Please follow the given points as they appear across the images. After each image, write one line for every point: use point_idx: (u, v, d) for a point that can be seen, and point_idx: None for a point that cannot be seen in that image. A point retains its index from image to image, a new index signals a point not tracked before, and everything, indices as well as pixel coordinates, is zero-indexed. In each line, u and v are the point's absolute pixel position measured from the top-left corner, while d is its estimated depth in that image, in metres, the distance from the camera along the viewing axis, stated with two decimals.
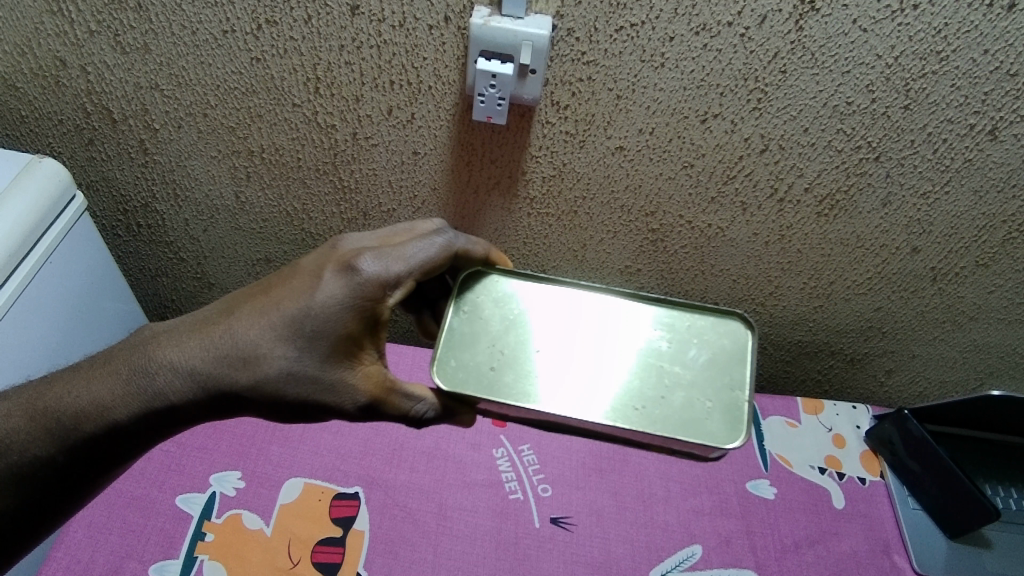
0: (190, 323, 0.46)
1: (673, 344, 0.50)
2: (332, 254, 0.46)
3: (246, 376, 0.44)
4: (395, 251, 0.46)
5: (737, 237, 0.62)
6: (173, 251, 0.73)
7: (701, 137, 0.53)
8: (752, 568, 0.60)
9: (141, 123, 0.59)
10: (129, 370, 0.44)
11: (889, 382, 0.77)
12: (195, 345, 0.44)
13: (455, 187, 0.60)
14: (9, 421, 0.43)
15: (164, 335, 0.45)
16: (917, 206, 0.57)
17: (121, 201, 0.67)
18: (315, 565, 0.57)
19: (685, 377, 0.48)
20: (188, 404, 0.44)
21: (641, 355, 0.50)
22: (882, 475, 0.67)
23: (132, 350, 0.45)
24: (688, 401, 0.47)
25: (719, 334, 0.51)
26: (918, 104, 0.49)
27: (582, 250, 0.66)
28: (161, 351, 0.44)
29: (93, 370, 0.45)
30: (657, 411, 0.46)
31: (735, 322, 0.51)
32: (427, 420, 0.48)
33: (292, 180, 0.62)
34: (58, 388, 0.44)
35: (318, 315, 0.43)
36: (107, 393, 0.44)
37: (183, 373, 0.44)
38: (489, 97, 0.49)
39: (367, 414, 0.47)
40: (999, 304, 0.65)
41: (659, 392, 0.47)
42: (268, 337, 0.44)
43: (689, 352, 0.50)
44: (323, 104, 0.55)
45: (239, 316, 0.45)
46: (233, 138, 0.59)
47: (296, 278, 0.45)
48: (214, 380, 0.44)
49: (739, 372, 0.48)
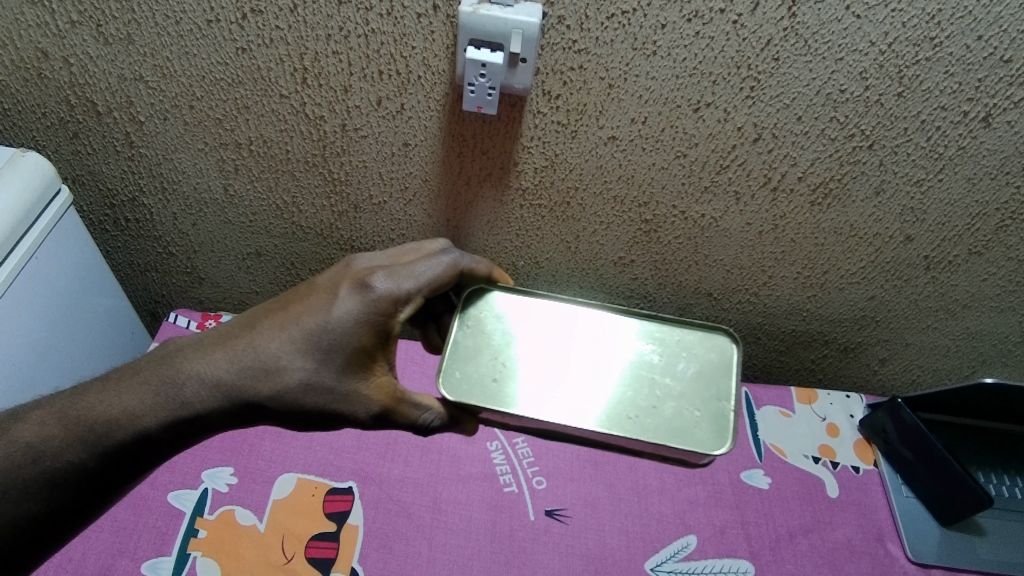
0: (214, 336, 0.45)
1: (660, 357, 0.50)
2: (349, 272, 0.47)
3: (271, 386, 0.43)
4: (405, 269, 0.46)
5: (730, 227, 0.62)
6: (162, 246, 0.72)
7: (695, 126, 0.53)
8: (747, 557, 0.60)
9: (126, 116, 0.58)
10: (158, 381, 0.43)
11: (883, 371, 0.77)
12: (222, 358, 0.44)
13: (447, 178, 0.60)
14: (44, 430, 0.42)
15: (190, 349, 0.44)
16: (911, 194, 0.57)
17: (108, 195, 0.66)
18: (310, 561, 0.57)
19: (674, 388, 0.48)
20: (212, 412, 0.43)
21: (631, 366, 0.50)
22: (876, 464, 0.67)
23: (159, 362, 0.44)
24: (676, 411, 0.47)
25: (705, 349, 0.50)
26: (912, 91, 0.49)
27: (576, 241, 0.65)
28: (188, 363, 0.43)
29: (122, 380, 0.43)
30: (646, 420, 0.46)
31: (723, 338, 0.50)
32: (433, 426, 0.47)
33: (281, 172, 0.61)
34: (87, 399, 0.43)
35: (337, 330, 0.43)
36: (137, 403, 0.42)
37: (211, 384, 0.43)
38: (479, 87, 0.49)
39: (380, 421, 0.46)
40: (992, 291, 0.65)
41: (648, 401, 0.47)
42: (291, 349, 0.43)
43: (677, 364, 0.50)
44: (311, 95, 0.54)
45: (264, 330, 0.44)
46: (220, 130, 0.58)
47: (316, 293, 0.45)
48: (241, 391, 0.43)
49: (726, 382, 0.48)
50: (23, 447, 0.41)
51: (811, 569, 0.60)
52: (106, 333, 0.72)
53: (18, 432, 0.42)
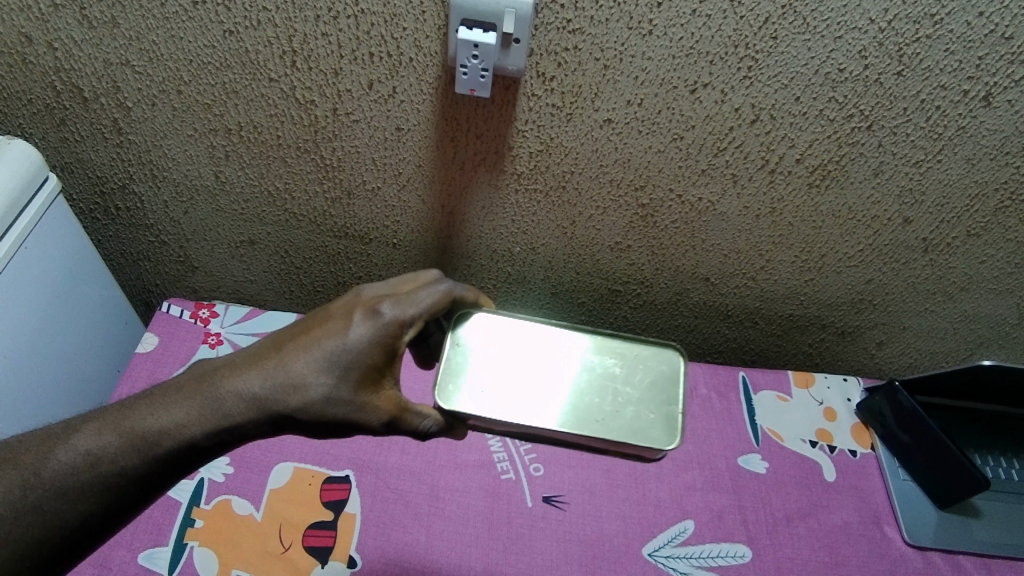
0: (247, 357, 0.44)
1: (614, 367, 0.49)
2: (364, 296, 0.46)
3: (299, 402, 0.42)
4: (412, 293, 0.46)
5: (726, 211, 0.61)
6: (154, 235, 0.71)
7: (691, 108, 0.52)
8: (745, 541, 0.60)
9: (113, 101, 0.57)
10: (197, 397, 0.42)
11: (881, 354, 0.77)
12: (258, 376, 0.43)
13: (441, 164, 0.59)
14: (106, 440, 0.40)
15: (220, 368, 0.43)
16: (909, 175, 0.56)
17: (97, 182, 0.65)
18: (307, 550, 0.57)
19: (629, 394, 0.48)
20: (249, 423, 0.42)
21: (584, 373, 0.49)
22: (873, 447, 0.67)
23: (197, 378, 0.43)
24: (629, 417, 0.46)
25: (656, 360, 0.50)
26: (911, 70, 0.48)
27: (572, 227, 0.65)
28: (223, 380, 0.43)
29: (165, 395, 0.42)
30: (600, 424, 0.46)
31: (670, 353, 0.50)
32: (429, 432, 0.46)
33: (273, 158, 0.60)
34: (138, 412, 0.42)
35: (356, 351, 0.43)
36: (184, 414, 0.42)
37: (252, 401, 0.42)
38: (471, 69, 0.48)
39: (389, 429, 0.45)
40: (991, 274, 0.65)
41: (602, 405, 0.47)
42: (314, 367, 0.43)
43: (630, 374, 0.49)
44: (301, 78, 0.53)
45: (296, 349, 0.43)
46: (209, 115, 0.57)
47: (338, 314, 0.45)
48: (273, 407, 0.42)
49: (676, 388, 0.48)
50: (56, 447, 0.40)
51: (809, 552, 0.60)
52: (101, 323, 0.71)
53: (80, 440, 0.40)
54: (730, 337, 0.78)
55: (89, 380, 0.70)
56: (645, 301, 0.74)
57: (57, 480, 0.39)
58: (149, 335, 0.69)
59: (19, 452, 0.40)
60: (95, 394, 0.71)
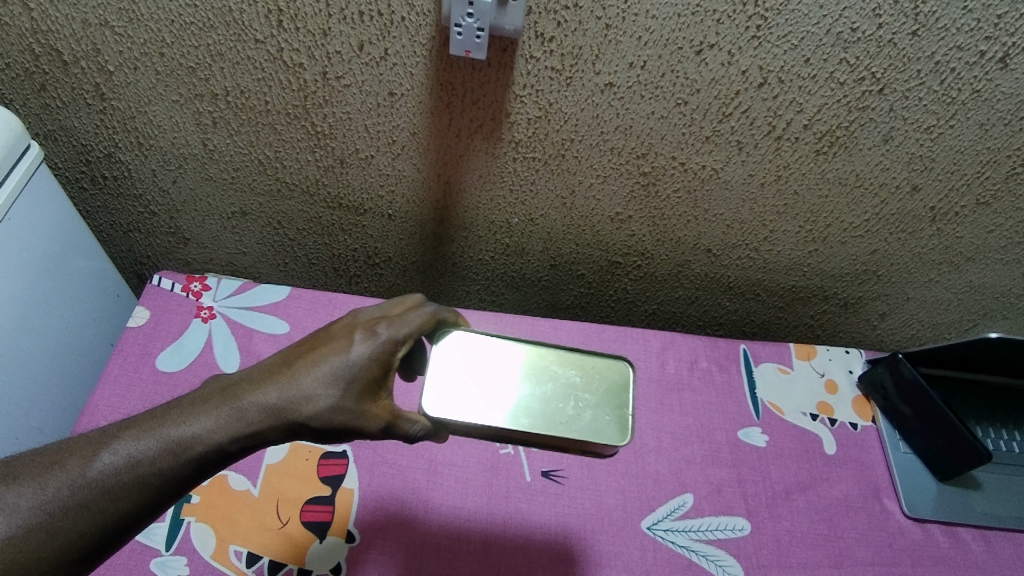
0: (256, 373, 0.41)
1: (572, 372, 0.47)
2: (360, 319, 0.45)
3: (318, 412, 0.40)
4: (404, 314, 0.45)
5: (731, 179, 0.59)
6: (143, 205, 0.69)
7: (697, 70, 0.50)
8: (743, 514, 0.59)
9: (94, 65, 0.55)
10: (220, 408, 0.39)
11: (883, 326, 0.76)
12: (274, 391, 0.40)
13: (436, 131, 0.57)
14: (147, 444, 0.37)
15: (235, 381, 0.41)
16: (919, 142, 0.54)
17: (82, 151, 0.63)
18: (305, 525, 0.54)
19: (587, 397, 0.46)
20: (274, 428, 0.40)
21: (544, 377, 0.47)
22: (874, 420, 0.67)
23: (215, 390, 0.40)
24: (585, 419, 0.44)
25: (610, 367, 0.48)
26: (927, 30, 0.46)
27: (571, 196, 0.63)
28: (242, 391, 0.40)
29: (185, 406, 0.39)
30: (558, 428, 0.44)
31: (623, 363, 0.48)
32: (416, 437, 0.44)
33: (261, 125, 0.58)
34: (167, 421, 0.38)
35: (369, 360, 0.42)
36: (211, 423, 0.38)
37: (271, 414, 0.40)
38: (466, 28, 0.46)
39: (390, 435, 0.43)
40: (998, 244, 0.64)
41: (560, 408, 0.45)
42: (331, 377, 0.41)
43: (586, 380, 0.47)
44: (288, 39, 0.51)
45: (305, 365, 0.41)
46: (194, 79, 0.55)
47: (337, 334, 0.43)
48: (295, 416, 0.40)
49: (630, 394, 0.46)
50: None
51: (807, 525, 0.59)
52: (92, 295, 0.70)
53: (122, 443, 0.37)
54: (731, 309, 0.77)
55: (80, 354, 0.68)
56: (646, 272, 0.72)
57: (100, 483, 0.35)
58: (139, 310, 0.65)
59: (63, 453, 0.36)
60: (91, 367, 0.71)
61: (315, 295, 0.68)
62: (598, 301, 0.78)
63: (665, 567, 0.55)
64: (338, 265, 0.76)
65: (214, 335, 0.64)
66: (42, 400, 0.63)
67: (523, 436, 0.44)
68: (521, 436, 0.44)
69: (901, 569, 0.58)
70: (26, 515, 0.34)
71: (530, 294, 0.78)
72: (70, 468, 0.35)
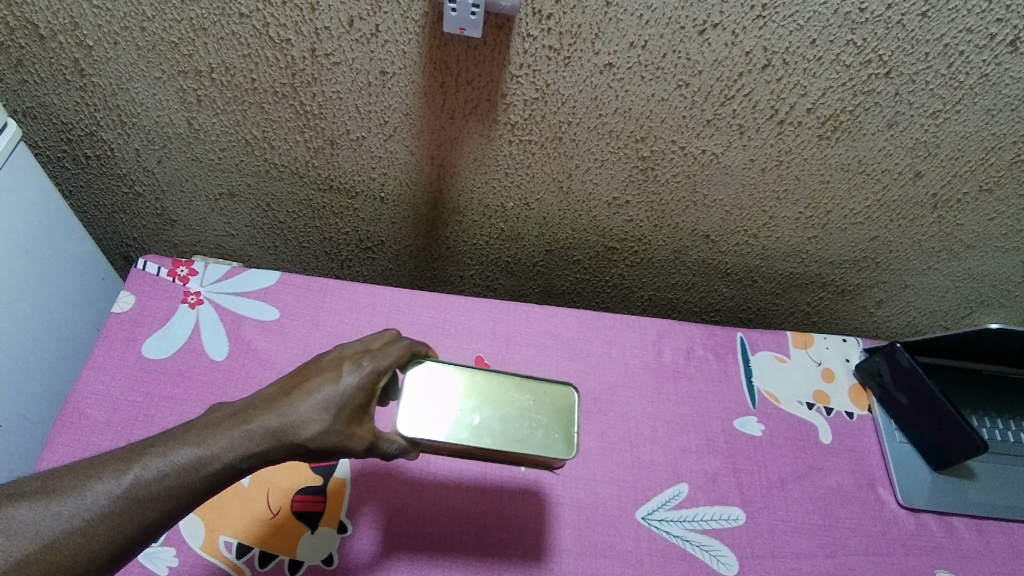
0: (254, 400, 0.40)
1: (524, 393, 0.46)
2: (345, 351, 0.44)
3: (315, 438, 0.39)
4: (383, 347, 0.45)
5: (731, 163, 0.58)
6: (127, 185, 0.67)
7: (699, 51, 0.48)
8: (739, 504, 0.59)
9: (72, 39, 0.52)
10: (229, 432, 0.38)
11: (879, 313, 0.76)
12: (275, 418, 0.39)
13: (430, 111, 0.55)
14: (174, 459, 0.36)
15: (241, 405, 0.40)
16: (925, 127, 0.53)
17: (63, 129, 0.61)
18: (297, 515, 0.53)
19: (540, 417, 0.45)
20: (271, 442, 0.38)
21: (500, 398, 0.46)
22: (870, 409, 0.67)
23: (223, 413, 0.39)
24: (537, 436, 0.44)
25: (557, 390, 0.46)
26: (936, 11, 0.44)
27: (568, 180, 0.62)
28: (247, 416, 0.39)
29: (197, 429, 0.38)
30: (514, 444, 0.43)
31: (569, 387, 0.47)
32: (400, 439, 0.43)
33: (248, 104, 0.56)
34: (184, 440, 0.37)
35: (357, 388, 0.41)
36: (226, 443, 0.37)
37: (275, 440, 0.38)
38: (461, 5, 0.44)
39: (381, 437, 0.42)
40: (998, 231, 0.63)
41: (515, 426, 0.45)
42: (323, 405, 0.40)
43: (533, 401, 0.46)
44: (274, 14, 0.48)
45: (300, 393, 0.40)
46: (177, 55, 0.53)
47: (325, 365, 0.43)
48: (295, 440, 0.39)
49: (576, 413, 0.45)
50: None
51: (803, 515, 0.59)
52: (76, 278, 0.68)
53: (150, 458, 0.35)
54: (727, 295, 0.76)
55: (66, 339, 0.67)
56: (643, 258, 0.71)
57: (135, 495, 0.34)
58: (124, 295, 0.63)
59: (96, 466, 0.35)
60: (77, 350, 0.69)
61: (306, 281, 0.67)
62: (594, 287, 0.77)
63: (660, 557, 0.55)
64: (329, 249, 0.74)
65: (202, 321, 0.62)
66: (27, 385, 0.62)
67: (486, 453, 0.44)
68: (484, 453, 0.44)
69: (894, 559, 0.58)
70: (68, 521, 0.32)
71: (525, 279, 0.76)
72: (107, 478, 0.34)
